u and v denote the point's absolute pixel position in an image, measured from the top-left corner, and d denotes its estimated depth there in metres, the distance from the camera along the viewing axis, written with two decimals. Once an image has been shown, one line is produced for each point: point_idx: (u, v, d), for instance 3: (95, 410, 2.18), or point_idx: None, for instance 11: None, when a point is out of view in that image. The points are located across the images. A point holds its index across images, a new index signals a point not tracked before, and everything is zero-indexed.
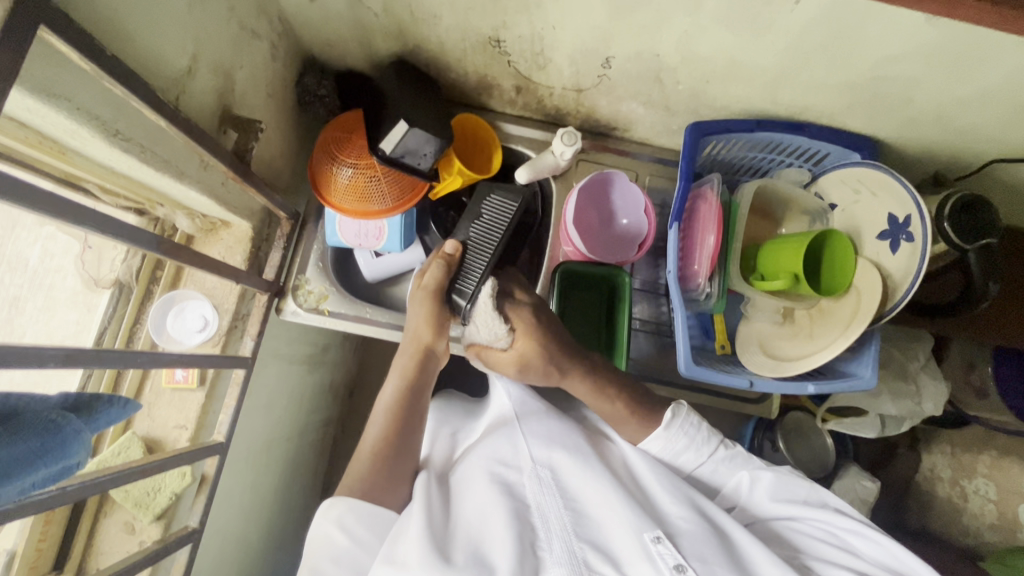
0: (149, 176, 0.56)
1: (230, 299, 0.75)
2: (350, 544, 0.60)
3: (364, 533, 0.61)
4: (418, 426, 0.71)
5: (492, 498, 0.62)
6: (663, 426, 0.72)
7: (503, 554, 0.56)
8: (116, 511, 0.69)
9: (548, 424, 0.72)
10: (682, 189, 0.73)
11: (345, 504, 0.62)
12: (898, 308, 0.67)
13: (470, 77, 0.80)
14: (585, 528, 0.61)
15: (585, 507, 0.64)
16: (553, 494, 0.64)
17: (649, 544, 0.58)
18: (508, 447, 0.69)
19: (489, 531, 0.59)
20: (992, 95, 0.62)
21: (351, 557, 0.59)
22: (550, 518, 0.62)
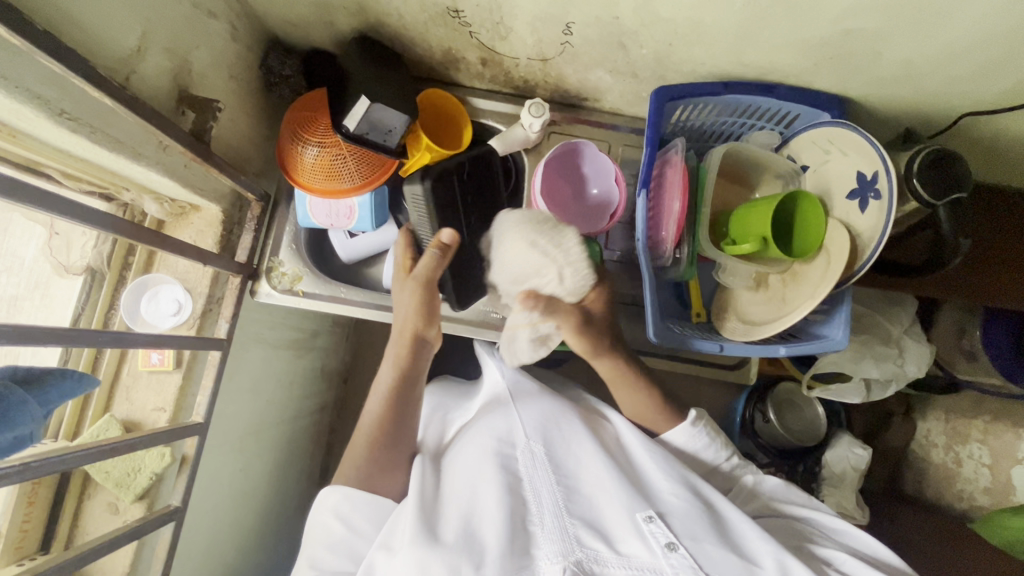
0: (103, 156, 0.57)
1: (202, 282, 0.76)
2: (346, 532, 0.64)
3: (362, 522, 0.65)
4: (413, 416, 0.73)
5: (485, 475, 0.63)
6: (688, 423, 0.73)
7: (494, 532, 0.57)
8: (99, 493, 0.71)
9: (542, 403, 0.73)
10: (649, 157, 0.73)
11: (339, 493, 0.65)
12: (868, 265, 0.66)
13: (435, 51, 0.80)
14: (577, 505, 0.62)
15: (578, 484, 0.65)
16: (545, 469, 0.65)
17: (641, 523, 0.59)
18: (496, 426, 0.69)
19: (480, 506, 0.60)
20: (957, 46, 0.61)
21: (346, 544, 0.64)
22: (542, 493, 0.62)
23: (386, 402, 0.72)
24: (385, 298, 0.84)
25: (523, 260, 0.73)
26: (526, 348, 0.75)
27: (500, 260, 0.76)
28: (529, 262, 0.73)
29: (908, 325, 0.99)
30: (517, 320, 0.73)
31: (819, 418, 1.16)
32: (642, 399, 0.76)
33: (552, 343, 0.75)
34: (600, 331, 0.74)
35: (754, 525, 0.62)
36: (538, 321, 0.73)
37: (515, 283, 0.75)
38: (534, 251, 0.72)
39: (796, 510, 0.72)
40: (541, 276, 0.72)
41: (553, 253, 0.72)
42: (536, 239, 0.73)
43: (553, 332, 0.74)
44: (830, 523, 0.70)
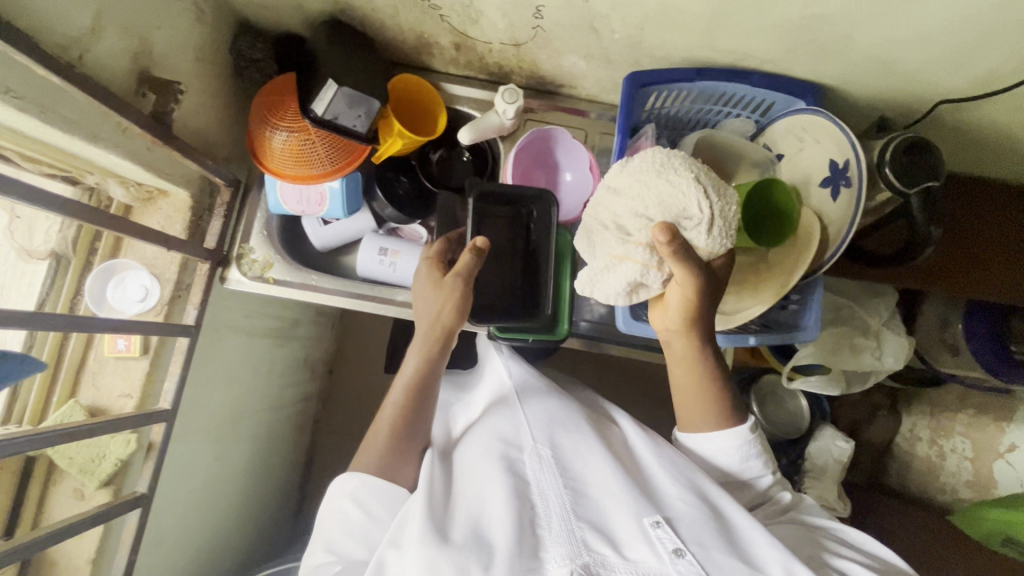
0: (57, 137, 0.56)
1: (170, 268, 0.75)
2: (363, 518, 0.62)
3: (377, 508, 0.63)
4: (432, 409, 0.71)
5: (490, 477, 0.60)
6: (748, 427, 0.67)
7: (503, 532, 0.54)
8: (64, 479, 0.71)
9: (547, 405, 0.71)
10: (620, 145, 0.73)
11: (358, 478, 0.64)
12: (835, 255, 0.66)
13: (407, 35, 0.78)
14: (584, 509, 0.58)
15: (585, 486, 0.61)
16: (552, 472, 0.61)
17: (648, 528, 0.56)
18: (502, 428, 0.67)
19: (488, 505, 0.58)
20: (929, 31, 0.60)
21: (363, 528, 0.62)
22: (550, 496, 0.59)
23: (410, 392, 0.69)
24: (360, 287, 0.84)
25: (671, 191, 0.57)
26: (618, 286, 0.62)
27: (630, 181, 0.60)
28: (678, 194, 0.57)
29: (888, 317, 0.99)
30: (631, 253, 0.60)
31: (803, 410, 1.17)
32: (696, 396, 0.68)
33: (640, 293, 0.64)
34: (711, 302, 0.62)
35: (764, 531, 0.58)
36: (653, 267, 0.60)
37: (638, 212, 0.60)
38: (695, 191, 0.56)
39: (824, 522, 0.67)
40: (685, 217, 0.57)
41: (712, 197, 0.56)
42: (699, 176, 0.57)
43: (660, 283, 0.62)
44: (857, 538, 0.65)
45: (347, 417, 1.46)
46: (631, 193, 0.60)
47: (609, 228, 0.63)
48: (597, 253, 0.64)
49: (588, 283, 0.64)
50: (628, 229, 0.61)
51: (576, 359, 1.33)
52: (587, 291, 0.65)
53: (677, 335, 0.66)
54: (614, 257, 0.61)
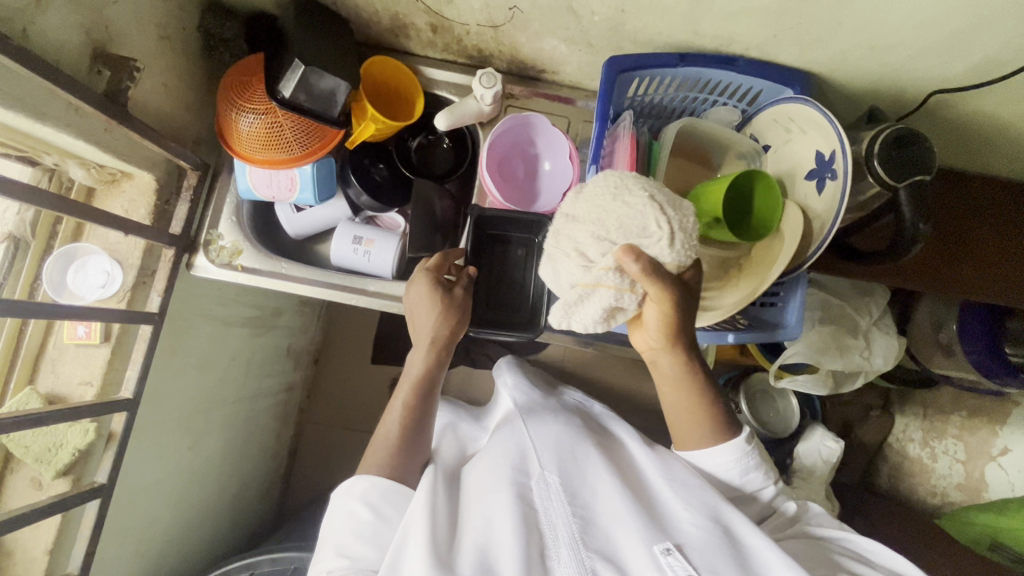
0: (1, 114, 0.53)
1: (134, 254, 0.72)
2: (372, 519, 0.60)
3: (387, 509, 0.61)
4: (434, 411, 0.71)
5: (498, 507, 0.58)
6: (745, 438, 0.66)
7: (511, 564, 0.52)
8: (22, 468, 0.69)
9: (556, 433, 0.69)
10: (598, 132, 0.71)
11: (368, 481, 0.62)
12: (818, 252, 0.64)
13: (382, 15, 0.75)
14: (593, 537, 0.56)
15: (592, 513, 0.58)
16: (560, 499, 0.59)
17: (658, 556, 0.53)
18: (511, 456, 0.65)
19: (495, 537, 0.56)
20: (919, 16, 0.57)
21: (372, 530, 0.59)
22: (557, 526, 0.56)
23: (414, 388, 0.70)
24: (334, 276, 0.81)
25: (630, 213, 0.54)
26: (595, 316, 0.57)
27: (587, 208, 0.57)
28: (637, 214, 0.54)
29: (878, 317, 0.96)
30: (603, 279, 0.55)
31: (792, 408, 1.15)
32: (693, 409, 0.66)
33: (618, 320, 0.60)
34: (690, 314, 0.60)
35: (777, 550, 0.54)
36: (627, 290, 0.56)
37: (598, 233, 0.55)
38: (652, 210, 0.53)
39: (831, 532, 0.64)
40: (647, 235, 0.54)
41: (671, 210, 0.54)
42: (654, 193, 0.54)
43: (635, 305, 0.58)
44: (866, 546, 0.62)
45: (332, 408, 1.44)
46: (589, 218, 0.56)
47: (569, 255, 0.57)
48: (563, 283, 0.58)
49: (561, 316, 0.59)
50: (591, 255, 0.55)
51: None
52: (562, 325, 0.60)
53: (660, 354, 0.64)
54: (585, 286, 0.56)
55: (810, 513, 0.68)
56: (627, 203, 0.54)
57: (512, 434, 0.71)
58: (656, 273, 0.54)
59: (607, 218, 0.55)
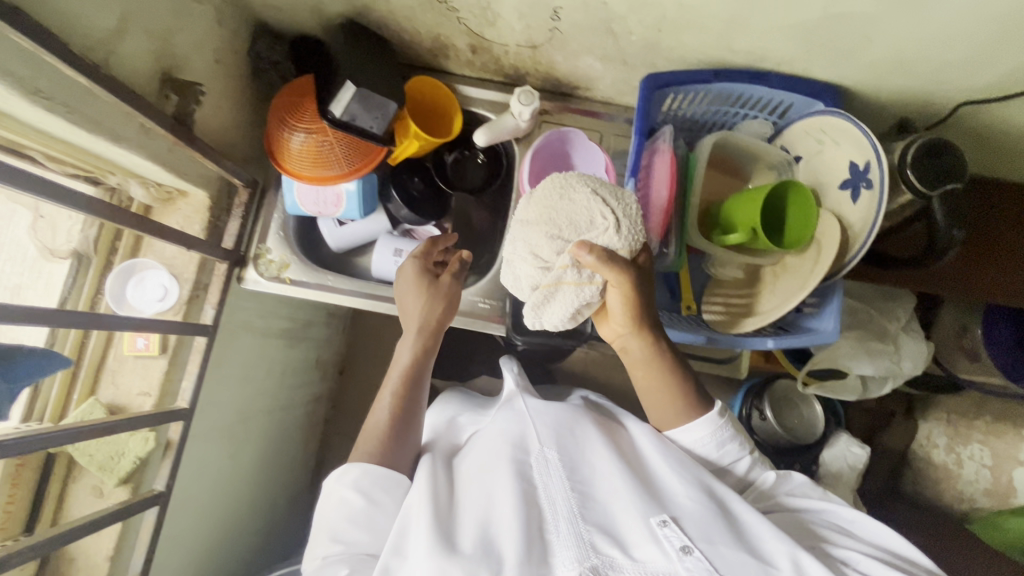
0: (84, 138, 0.56)
1: (189, 268, 0.76)
2: (365, 505, 0.62)
3: (380, 495, 0.63)
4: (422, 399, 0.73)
5: (499, 481, 0.60)
6: (716, 413, 0.68)
7: (510, 538, 0.54)
8: (83, 476, 0.71)
9: (553, 407, 0.70)
10: (638, 146, 0.73)
11: (360, 468, 0.63)
12: (858, 256, 0.65)
13: (424, 37, 0.79)
14: (592, 512, 0.57)
15: (591, 488, 0.60)
16: (559, 473, 0.60)
17: (655, 529, 0.55)
18: (510, 431, 0.66)
19: (496, 510, 0.57)
20: (951, 31, 0.59)
21: (366, 513, 0.62)
22: (556, 498, 0.58)
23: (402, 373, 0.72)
24: (373, 287, 0.84)
25: (577, 209, 0.63)
26: (563, 313, 0.64)
27: (539, 210, 0.65)
28: (584, 209, 0.62)
29: (906, 322, 0.97)
30: (562, 276, 0.62)
31: (817, 415, 1.16)
32: (667, 389, 0.69)
33: (585, 313, 0.66)
34: (648, 296, 0.65)
35: (769, 524, 0.57)
36: (587, 282, 0.63)
37: (552, 231, 0.62)
38: (597, 202, 0.62)
39: (811, 504, 0.67)
40: (594, 227, 0.62)
41: (613, 203, 0.63)
42: (596, 190, 0.63)
43: (598, 295, 0.64)
44: (846, 515, 0.65)
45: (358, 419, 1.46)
46: (542, 220, 0.64)
47: (528, 258, 0.64)
48: (526, 287, 0.65)
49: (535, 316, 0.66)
50: (546, 255, 0.62)
51: (586, 362, 1.33)
52: (539, 325, 0.67)
53: (629, 337, 0.68)
54: (547, 286, 0.63)
55: (792, 483, 0.69)
56: (571, 200, 0.63)
57: (510, 407, 0.72)
58: (610, 260, 0.61)
59: (558, 219, 0.62)
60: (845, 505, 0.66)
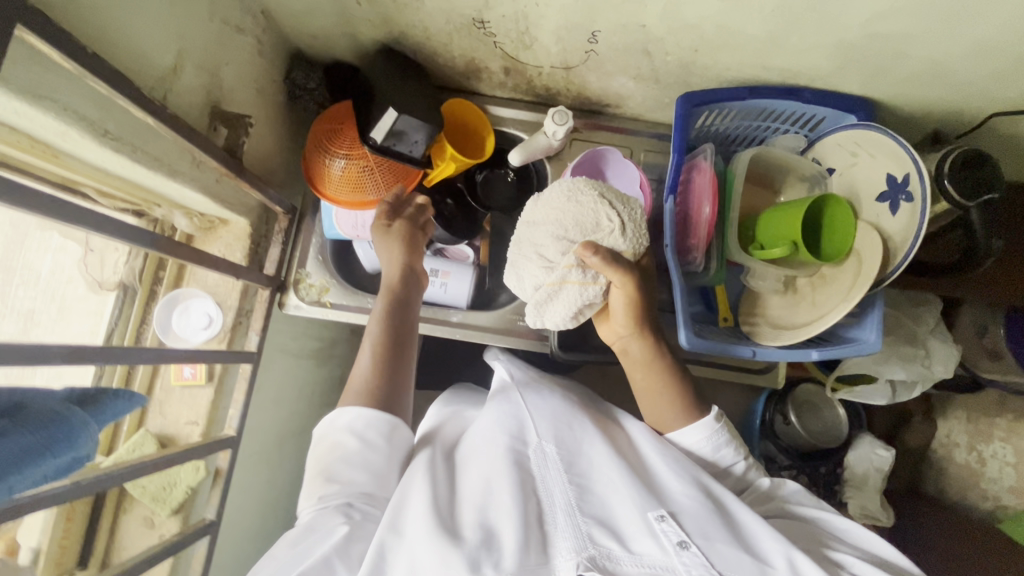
0: (142, 175, 0.57)
1: (232, 296, 0.77)
2: (360, 447, 0.61)
3: (374, 435, 0.62)
4: (410, 344, 0.72)
5: (498, 470, 0.60)
6: (714, 417, 0.66)
7: (510, 527, 0.54)
8: (135, 508, 0.72)
9: (551, 401, 0.70)
10: (676, 162, 0.73)
11: (352, 411, 0.63)
12: (901, 267, 0.66)
13: (458, 61, 0.80)
14: (589, 504, 0.58)
15: (588, 482, 0.60)
16: (558, 468, 0.61)
17: (653, 523, 0.55)
18: (507, 423, 0.66)
19: (495, 501, 0.58)
20: (988, 46, 0.60)
21: (361, 455, 0.61)
22: (554, 492, 0.59)
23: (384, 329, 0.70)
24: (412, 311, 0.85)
25: (583, 212, 0.65)
26: (564, 313, 0.66)
27: (546, 212, 0.68)
28: (590, 211, 0.65)
29: (934, 325, 0.98)
30: (567, 276, 0.64)
31: (842, 420, 1.13)
32: (665, 389, 0.70)
33: (586, 314, 0.68)
34: (648, 297, 0.68)
35: (767, 524, 0.57)
36: (591, 282, 0.64)
37: (560, 234, 0.66)
38: (604, 205, 0.64)
39: (808, 511, 0.66)
40: (599, 230, 0.65)
41: (618, 207, 0.65)
42: (603, 193, 0.66)
43: (602, 296, 0.66)
44: (844, 525, 0.63)
45: None
46: (550, 221, 0.67)
47: (533, 257, 0.68)
48: (529, 286, 0.68)
49: (537, 314, 0.69)
50: (551, 256, 0.66)
51: None
52: (540, 322, 0.70)
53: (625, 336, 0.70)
54: (553, 285, 0.66)
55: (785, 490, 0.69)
56: (578, 198, 0.66)
57: (503, 396, 0.72)
58: (616, 259, 0.63)
59: (564, 220, 0.66)
60: (836, 513, 0.66)
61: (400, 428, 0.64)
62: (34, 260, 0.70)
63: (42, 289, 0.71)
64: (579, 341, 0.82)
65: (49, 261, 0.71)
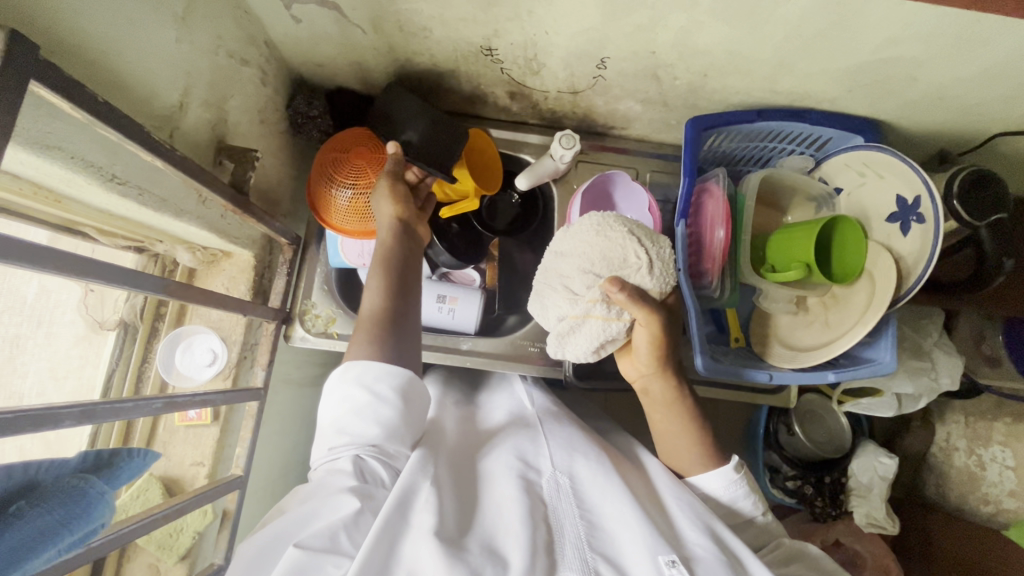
0: (148, 216, 0.55)
1: (236, 330, 0.74)
2: (370, 399, 0.59)
3: (383, 388, 0.60)
4: (415, 296, 0.70)
5: (509, 494, 0.59)
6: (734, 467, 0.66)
7: (516, 550, 0.52)
8: (139, 555, 0.69)
9: (569, 432, 0.70)
10: (687, 186, 0.73)
11: (361, 365, 0.61)
12: (914, 290, 0.67)
13: (464, 86, 0.79)
14: (598, 542, 0.56)
15: (599, 518, 0.59)
16: (569, 502, 0.59)
17: (663, 567, 0.53)
18: (523, 450, 0.66)
19: (503, 524, 0.56)
20: (996, 70, 0.61)
21: (373, 409, 0.59)
22: (564, 524, 0.57)
23: (386, 281, 0.68)
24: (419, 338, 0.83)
25: (612, 247, 0.64)
26: (587, 345, 0.66)
27: (575, 244, 0.67)
28: (619, 246, 0.64)
29: (938, 337, 0.99)
30: (591, 310, 0.64)
31: (845, 428, 1.11)
32: (686, 431, 0.69)
33: (608, 349, 0.68)
34: (673, 333, 0.67)
35: None
36: (614, 318, 0.64)
37: (586, 269, 0.65)
38: (633, 241, 0.64)
39: None
40: (627, 265, 0.64)
41: (648, 246, 0.65)
42: (633, 229, 0.65)
43: (624, 332, 0.66)
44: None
45: None
46: (576, 255, 0.66)
47: (560, 290, 0.67)
48: (553, 318, 0.68)
49: (559, 345, 0.68)
50: (577, 289, 0.65)
51: None
52: (561, 353, 0.70)
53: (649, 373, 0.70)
54: (575, 318, 0.65)
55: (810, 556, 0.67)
56: (605, 234, 0.65)
57: (523, 426, 0.72)
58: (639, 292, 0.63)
59: (590, 253, 0.65)
60: None
61: (413, 380, 0.63)
62: (19, 286, 0.62)
63: (28, 314, 0.64)
64: (591, 367, 0.81)
65: (35, 287, 0.63)
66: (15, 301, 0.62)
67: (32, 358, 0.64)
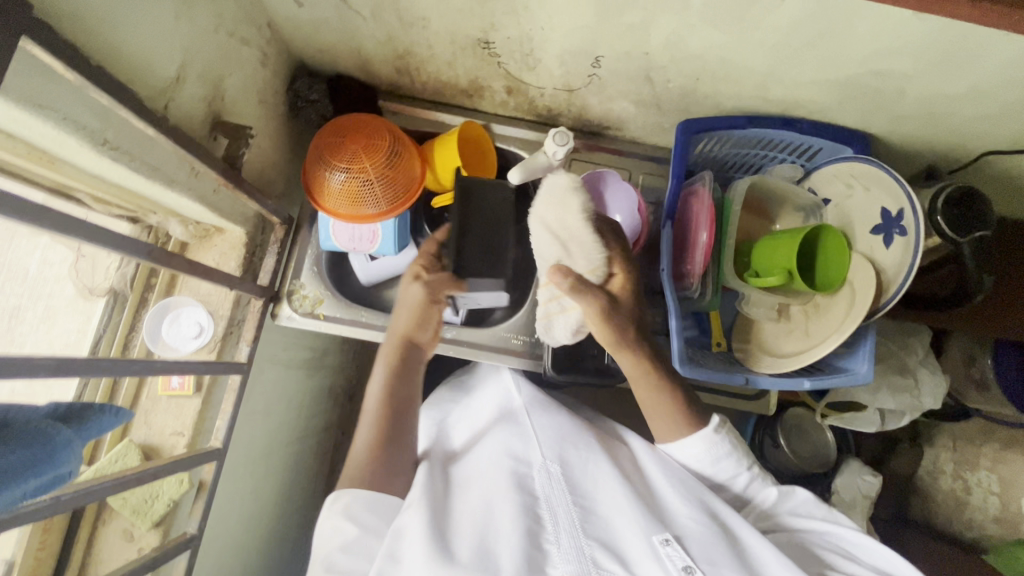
0: (139, 184, 0.56)
1: (224, 305, 0.76)
2: (358, 532, 0.60)
3: (371, 519, 0.62)
4: (412, 414, 0.73)
5: (501, 493, 0.60)
6: (709, 429, 0.69)
7: (511, 550, 0.54)
8: (114, 520, 0.71)
9: (556, 420, 0.71)
10: (674, 189, 0.74)
11: (349, 495, 0.63)
12: (892, 302, 0.67)
13: (461, 79, 0.80)
14: (593, 526, 0.58)
15: (593, 504, 0.61)
16: (562, 488, 0.62)
17: (658, 546, 0.56)
18: (512, 444, 0.67)
19: (496, 523, 0.58)
20: (981, 88, 0.62)
21: (360, 543, 0.59)
22: (559, 511, 0.59)
23: (388, 400, 0.71)
24: None
25: (544, 242, 0.70)
26: (565, 335, 0.72)
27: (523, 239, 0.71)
28: (548, 239, 0.69)
29: (924, 355, 0.99)
30: (551, 309, 0.71)
31: (830, 443, 1.10)
32: (659, 406, 0.71)
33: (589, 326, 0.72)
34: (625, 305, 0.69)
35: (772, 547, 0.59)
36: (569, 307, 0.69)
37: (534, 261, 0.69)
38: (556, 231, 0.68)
39: (814, 524, 0.69)
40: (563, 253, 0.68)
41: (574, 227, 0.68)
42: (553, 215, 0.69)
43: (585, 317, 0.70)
44: (853, 539, 0.67)
45: None
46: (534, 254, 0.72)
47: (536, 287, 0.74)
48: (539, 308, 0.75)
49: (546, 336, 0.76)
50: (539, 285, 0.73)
51: None
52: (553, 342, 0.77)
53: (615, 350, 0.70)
54: (544, 318, 0.73)
55: (794, 500, 0.72)
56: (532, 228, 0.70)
57: (510, 418, 0.73)
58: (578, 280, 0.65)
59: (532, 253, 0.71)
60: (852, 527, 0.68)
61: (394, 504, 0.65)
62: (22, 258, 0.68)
63: (26, 287, 0.69)
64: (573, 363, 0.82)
65: (36, 258, 0.70)
66: (15, 273, 0.68)
67: (26, 329, 0.69)
